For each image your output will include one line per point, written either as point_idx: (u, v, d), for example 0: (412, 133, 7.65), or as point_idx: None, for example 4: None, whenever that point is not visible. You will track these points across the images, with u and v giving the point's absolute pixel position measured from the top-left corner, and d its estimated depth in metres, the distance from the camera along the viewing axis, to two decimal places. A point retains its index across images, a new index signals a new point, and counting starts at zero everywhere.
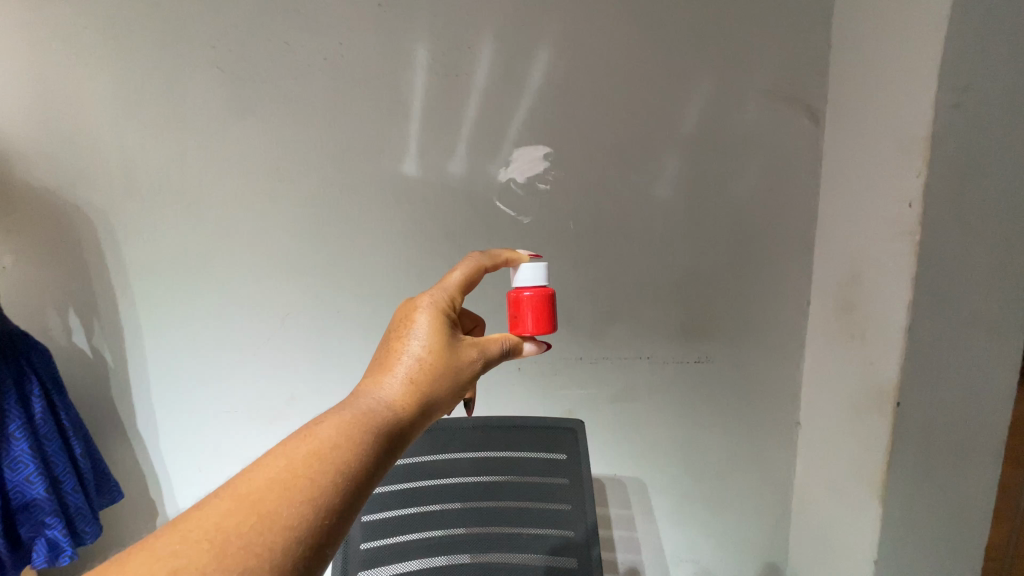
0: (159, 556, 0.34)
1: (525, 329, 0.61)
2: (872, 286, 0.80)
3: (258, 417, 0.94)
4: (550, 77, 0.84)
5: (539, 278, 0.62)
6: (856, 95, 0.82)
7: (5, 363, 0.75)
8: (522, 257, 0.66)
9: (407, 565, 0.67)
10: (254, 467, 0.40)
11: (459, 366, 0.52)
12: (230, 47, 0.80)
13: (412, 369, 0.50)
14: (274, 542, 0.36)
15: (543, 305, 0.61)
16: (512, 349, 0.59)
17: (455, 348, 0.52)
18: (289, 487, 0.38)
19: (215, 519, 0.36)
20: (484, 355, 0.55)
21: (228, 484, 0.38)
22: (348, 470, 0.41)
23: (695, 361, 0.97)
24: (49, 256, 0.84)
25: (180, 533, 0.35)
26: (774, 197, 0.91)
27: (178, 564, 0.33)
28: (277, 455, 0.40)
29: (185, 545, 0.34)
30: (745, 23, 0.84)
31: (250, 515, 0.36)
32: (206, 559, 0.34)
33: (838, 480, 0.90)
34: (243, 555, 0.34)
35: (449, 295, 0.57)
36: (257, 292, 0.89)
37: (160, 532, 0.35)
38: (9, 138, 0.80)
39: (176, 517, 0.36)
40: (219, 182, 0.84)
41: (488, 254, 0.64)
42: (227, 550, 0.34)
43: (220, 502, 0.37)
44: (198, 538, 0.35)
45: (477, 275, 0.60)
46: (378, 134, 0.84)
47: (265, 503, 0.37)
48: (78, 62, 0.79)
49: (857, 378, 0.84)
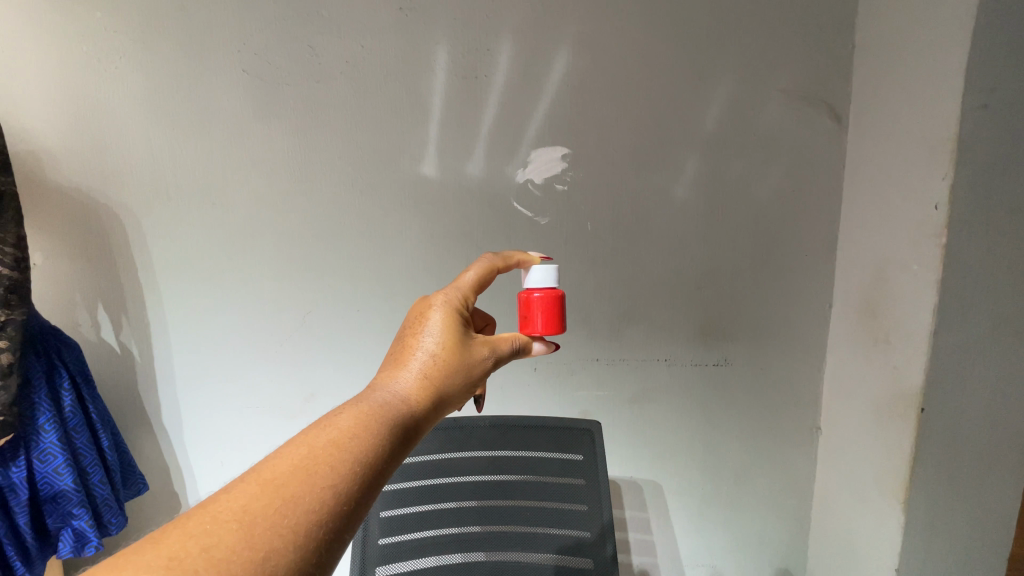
0: (190, 535, 0.34)
1: (534, 329, 0.61)
2: (896, 289, 0.78)
3: (278, 414, 0.95)
4: (570, 78, 0.84)
5: (549, 280, 0.62)
6: (881, 95, 0.81)
7: (38, 357, 0.77)
8: (535, 258, 0.66)
9: (424, 561, 0.68)
10: (277, 454, 0.40)
11: (471, 362, 0.52)
12: (255, 50, 0.82)
13: (426, 364, 0.50)
14: (298, 524, 0.36)
15: (552, 307, 0.61)
16: (523, 348, 0.59)
17: (467, 344, 0.53)
18: (311, 473, 0.38)
19: (242, 502, 0.36)
20: (495, 353, 0.55)
21: (253, 471, 0.39)
22: (366, 459, 0.41)
23: (714, 364, 0.96)
24: (79, 254, 0.86)
25: (209, 514, 0.35)
26: (795, 199, 0.90)
27: (209, 542, 0.33)
28: (298, 443, 0.41)
29: (215, 525, 0.34)
30: (767, 24, 0.84)
31: (274, 498, 0.36)
32: (234, 539, 0.34)
33: (860, 486, 0.88)
34: (269, 535, 0.35)
35: (463, 294, 0.58)
36: (278, 291, 0.90)
37: (190, 513, 0.36)
38: (41, 140, 0.82)
39: (205, 499, 0.36)
40: (243, 182, 0.86)
41: (501, 255, 0.64)
42: (253, 531, 0.35)
43: (246, 485, 0.37)
44: (227, 519, 0.35)
45: (489, 276, 0.60)
46: (398, 135, 0.85)
47: (289, 488, 0.37)
48: (109, 66, 0.81)
49: (881, 382, 0.82)
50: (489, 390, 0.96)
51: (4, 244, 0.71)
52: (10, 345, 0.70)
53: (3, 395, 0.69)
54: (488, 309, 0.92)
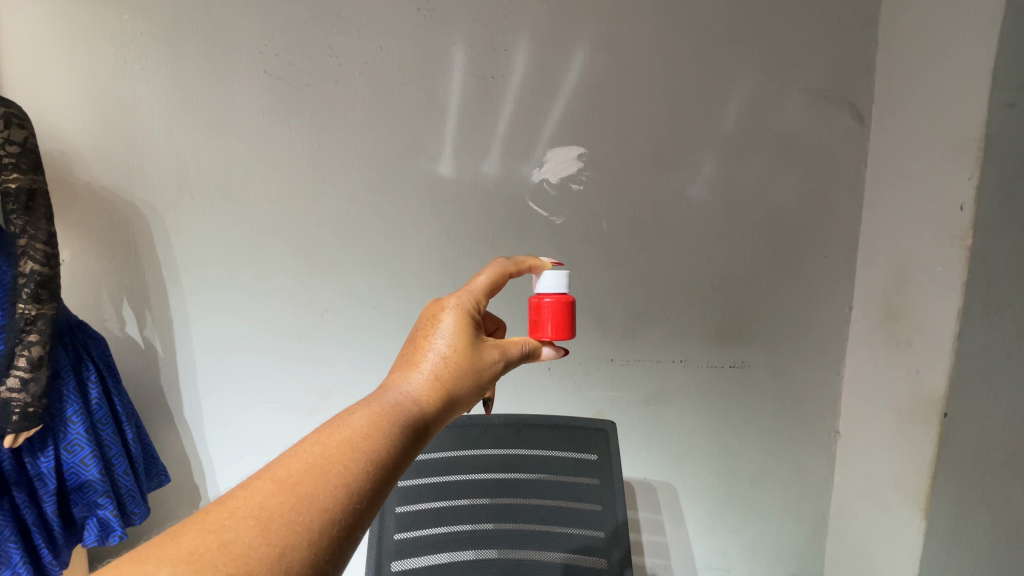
0: (209, 530, 0.34)
1: (543, 334, 0.61)
2: (921, 291, 0.77)
3: (297, 409, 0.97)
4: (587, 77, 0.84)
5: (560, 286, 0.62)
6: (905, 94, 0.79)
7: (67, 350, 0.79)
8: (546, 263, 0.66)
9: (439, 557, 0.68)
10: (292, 452, 0.40)
11: (482, 365, 0.52)
12: (276, 51, 0.83)
13: (438, 366, 0.50)
14: (313, 522, 0.36)
15: (562, 312, 0.60)
16: (532, 352, 0.59)
17: (478, 348, 0.53)
18: (326, 472, 0.38)
19: (260, 498, 0.36)
20: (505, 357, 0.55)
21: (269, 467, 0.39)
22: (378, 459, 0.41)
23: (730, 365, 0.96)
24: (106, 251, 0.89)
25: (228, 509, 0.35)
26: (815, 199, 0.88)
27: (228, 538, 0.34)
28: (313, 442, 0.41)
29: (234, 521, 0.35)
30: (787, 22, 0.83)
31: (290, 496, 0.36)
32: (251, 534, 0.34)
33: (883, 492, 0.86)
34: (285, 532, 0.35)
35: (475, 298, 0.57)
36: (297, 287, 0.91)
37: (209, 508, 0.36)
38: (70, 139, 0.85)
39: (223, 495, 0.36)
40: (263, 180, 0.87)
41: (512, 260, 0.64)
42: (270, 527, 0.35)
43: (263, 483, 0.37)
44: (245, 515, 0.35)
45: (501, 280, 0.60)
46: (416, 135, 0.86)
47: (305, 485, 0.37)
48: (136, 67, 0.83)
49: (905, 386, 0.81)
50: (504, 388, 0.97)
51: (35, 241, 0.73)
52: (41, 338, 0.72)
53: (33, 386, 0.72)
54: (503, 307, 0.93)
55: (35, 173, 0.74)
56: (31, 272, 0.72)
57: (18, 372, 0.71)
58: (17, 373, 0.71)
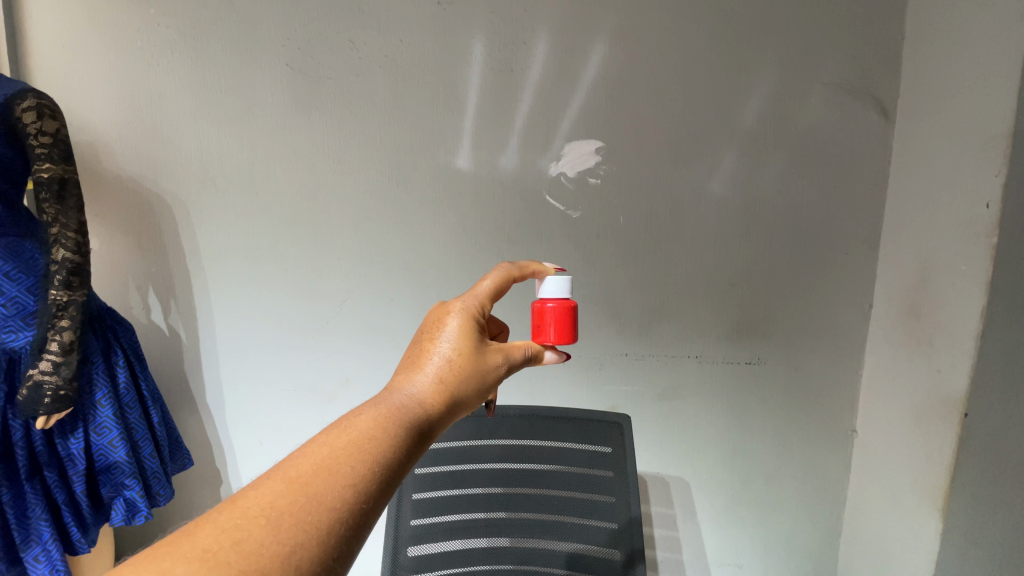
0: (223, 528, 0.35)
1: (547, 338, 0.61)
2: (941, 289, 0.77)
3: (313, 398, 0.99)
4: (606, 70, 0.84)
5: (564, 291, 0.62)
6: (933, 89, 0.78)
7: (97, 336, 0.82)
8: (549, 268, 0.66)
9: (453, 543, 0.70)
10: (300, 453, 0.41)
11: (485, 368, 0.52)
12: (298, 44, 0.84)
13: (442, 368, 0.51)
14: (321, 521, 0.37)
15: (566, 316, 0.61)
16: (536, 355, 0.59)
17: (482, 351, 0.53)
18: (333, 472, 0.39)
19: (271, 498, 0.37)
20: (509, 360, 0.55)
21: (279, 468, 0.40)
22: (383, 460, 0.42)
23: (746, 362, 0.95)
24: (132, 240, 0.91)
25: (239, 508, 0.36)
26: (836, 195, 0.87)
27: (241, 536, 0.35)
28: (321, 443, 0.42)
29: (246, 519, 0.36)
30: (810, 15, 0.82)
31: (299, 496, 0.37)
32: (262, 533, 0.35)
33: (900, 490, 0.86)
34: (295, 531, 0.36)
35: (479, 301, 0.58)
36: (316, 278, 0.93)
37: (221, 507, 0.37)
38: (98, 131, 0.87)
39: (235, 495, 0.37)
40: (284, 172, 0.89)
41: (516, 264, 0.64)
42: (281, 525, 0.36)
43: (273, 483, 0.38)
44: (256, 514, 0.36)
45: (506, 284, 0.60)
46: (434, 128, 0.87)
47: (314, 485, 0.38)
48: (161, 60, 0.85)
49: (924, 386, 0.80)
50: (518, 381, 0.97)
51: (67, 229, 0.75)
52: (72, 324, 0.74)
53: (64, 369, 0.74)
54: (518, 300, 0.94)
55: (66, 163, 0.76)
56: (62, 259, 0.74)
57: (51, 357, 0.73)
58: (49, 357, 0.73)
